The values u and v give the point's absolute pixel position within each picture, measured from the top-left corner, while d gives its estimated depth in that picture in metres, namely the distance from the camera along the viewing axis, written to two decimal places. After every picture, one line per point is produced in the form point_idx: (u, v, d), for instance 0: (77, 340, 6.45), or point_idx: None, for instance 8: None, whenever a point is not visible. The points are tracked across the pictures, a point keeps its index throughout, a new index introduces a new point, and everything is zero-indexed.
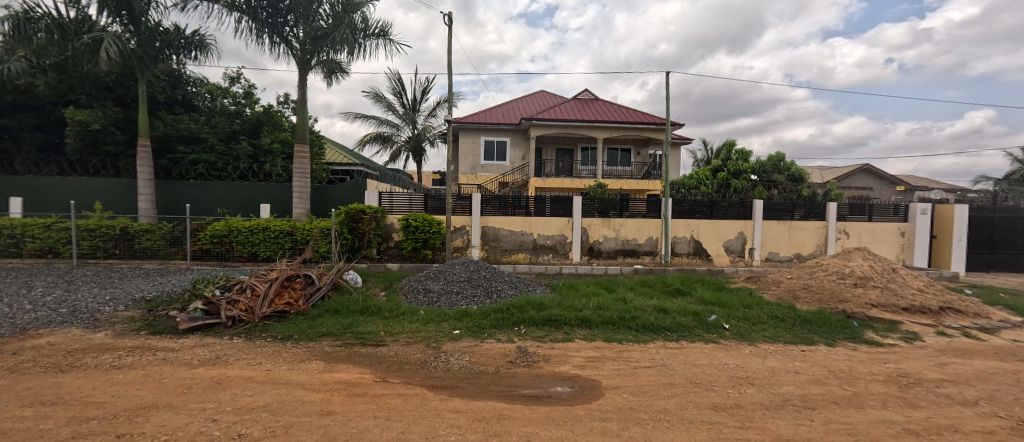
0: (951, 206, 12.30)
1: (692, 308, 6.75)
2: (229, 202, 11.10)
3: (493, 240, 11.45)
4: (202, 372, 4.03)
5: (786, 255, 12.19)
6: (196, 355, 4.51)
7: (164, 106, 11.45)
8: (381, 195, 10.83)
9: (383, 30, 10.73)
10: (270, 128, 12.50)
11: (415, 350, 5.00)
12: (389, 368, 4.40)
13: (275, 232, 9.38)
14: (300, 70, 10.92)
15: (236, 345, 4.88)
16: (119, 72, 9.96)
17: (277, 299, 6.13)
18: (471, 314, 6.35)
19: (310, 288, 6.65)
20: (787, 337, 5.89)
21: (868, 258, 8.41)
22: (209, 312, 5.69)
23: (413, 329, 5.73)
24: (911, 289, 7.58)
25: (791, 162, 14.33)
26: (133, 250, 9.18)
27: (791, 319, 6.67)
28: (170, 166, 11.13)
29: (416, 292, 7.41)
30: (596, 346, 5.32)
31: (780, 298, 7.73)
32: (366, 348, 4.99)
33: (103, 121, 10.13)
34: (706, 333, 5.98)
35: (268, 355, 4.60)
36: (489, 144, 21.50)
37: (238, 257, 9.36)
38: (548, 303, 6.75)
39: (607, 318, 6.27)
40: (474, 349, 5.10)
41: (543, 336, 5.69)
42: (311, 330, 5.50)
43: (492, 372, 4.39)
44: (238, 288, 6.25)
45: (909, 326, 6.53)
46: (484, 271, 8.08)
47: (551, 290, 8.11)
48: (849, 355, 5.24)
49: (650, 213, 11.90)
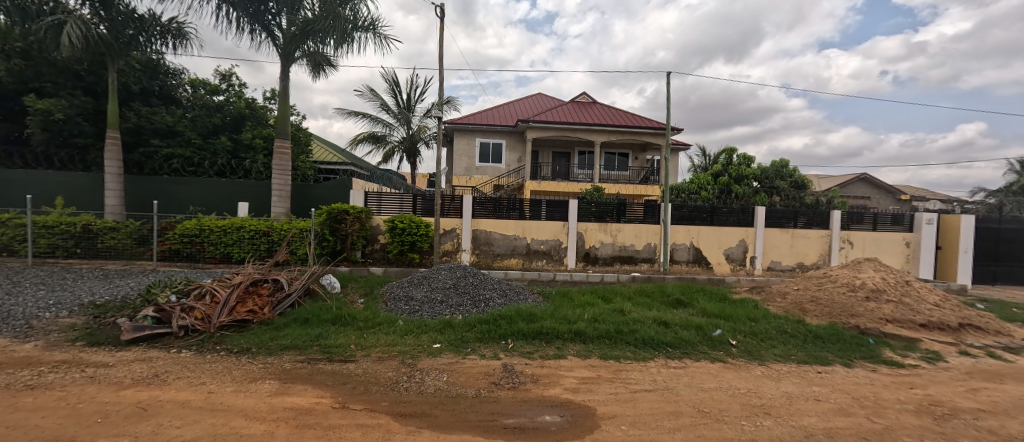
0: (958, 216, 11.91)
1: (695, 321, 6.23)
2: (202, 200, 10.37)
3: (484, 244, 10.89)
4: (130, 396, 3.45)
5: (788, 265, 11.73)
6: (129, 374, 3.90)
7: (139, 98, 10.81)
8: (367, 195, 10.27)
9: (372, 24, 10.18)
10: (253, 123, 11.92)
11: (387, 368, 4.42)
12: (353, 390, 3.82)
13: (251, 232, 8.77)
14: (283, 61, 10.35)
15: (182, 361, 4.31)
16: (88, 60, 9.34)
17: (239, 306, 5.54)
18: (454, 325, 5.80)
19: (278, 295, 6.03)
20: (799, 355, 5.37)
21: (879, 270, 7.92)
22: (161, 320, 5.11)
23: (389, 343, 5.17)
24: (927, 304, 7.09)
25: (794, 169, 13.99)
26: (96, 250, 8.55)
27: (802, 335, 6.15)
28: (142, 160, 10.45)
29: (397, 300, 6.84)
30: (591, 364, 4.78)
31: (787, 311, 7.25)
32: (332, 365, 4.41)
33: (69, 110, 9.52)
34: (711, 350, 5.45)
35: (216, 373, 4.01)
36: (484, 145, 20.98)
37: (209, 259, 8.74)
38: (539, 313, 6.20)
39: (603, 331, 5.73)
40: (454, 367, 4.53)
41: (533, 352, 5.13)
42: (273, 342, 4.92)
43: (470, 396, 3.83)
44: (197, 294, 5.65)
45: (928, 344, 6.03)
46: (472, 278, 7.50)
47: (543, 299, 7.56)
48: (870, 378, 4.71)
49: (649, 219, 11.44)
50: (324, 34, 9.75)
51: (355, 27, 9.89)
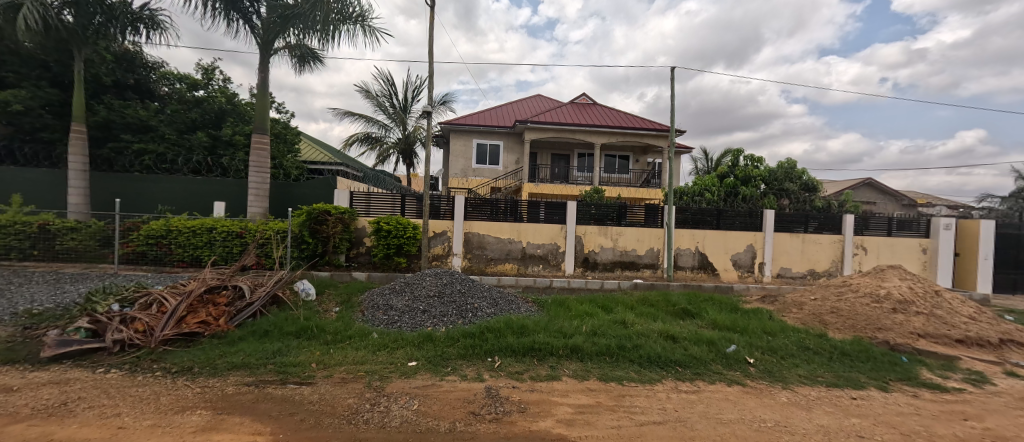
0: (977, 221, 11.30)
1: (707, 335, 5.57)
2: (176, 199, 9.69)
3: (477, 248, 10.23)
4: (13, 433, 2.78)
5: (798, 271, 11.07)
6: (31, 402, 3.23)
7: (112, 91, 10.18)
8: (352, 195, 9.63)
9: (360, 14, 9.46)
10: (234, 120, 11.36)
11: (348, 393, 3.73)
12: (300, 424, 3.14)
13: (223, 234, 8.10)
14: (262, 52, 9.76)
15: (105, 384, 3.63)
16: (52, 47, 8.73)
17: (189, 317, 4.87)
18: (435, 339, 5.15)
19: (237, 304, 5.35)
20: (826, 377, 4.71)
21: (905, 279, 7.26)
22: (97, 333, 4.46)
23: (358, 360, 4.50)
24: (962, 317, 6.43)
25: (803, 170, 13.42)
26: (54, 252, 7.89)
27: (826, 352, 5.48)
28: (112, 156, 9.84)
29: (375, 309, 6.18)
30: (590, 388, 4.10)
31: (806, 323, 6.59)
32: (282, 389, 3.73)
33: (31, 102, 8.95)
34: (726, 370, 4.78)
35: (138, 401, 3.34)
36: (481, 146, 20.38)
37: (177, 262, 8.09)
38: (532, 326, 5.54)
39: (603, 347, 5.07)
40: (428, 391, 3.85)
41: (522, 372, 4.45)
42: (220, 360, 4.24)
43: (442, 431, 3.15)
44: (143, 303, 4.99)
45: (968, 363, 5.36)
46: (459, 285, 6.83)
47: (538, 309, 6.89)
48: (914, 407, 4.03)
49: (651, 223, 10.80)
50: (305, 22, 9.11)
51: (340, 17, 9.20)
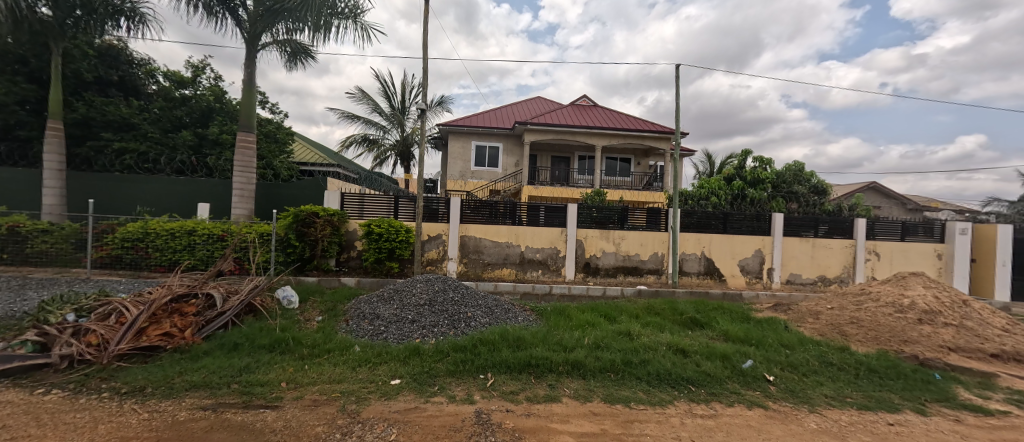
0: (994, 226, 10.84)
1: (719, 348, 5.12)
2: (157, 200, 9.27)
3: (473, 252, 9.78)
4: None
5: (809, 278, 10.59)
6: None
7: (94, 88, 9.82)
8: (343, 196, 9.17)
9: (353, 10, 9.05)
10: (222, 118, 11.01)
11: (318, 419, 3.27)
12: None
13: (204, 237, 7.65)
14: (250, 47, 9.38)
15: (38, 408, 3.17)
16: (26, 40, 8.35)
17: (151, 328, 4.42)
18: (423, 353, 4.69)
19: (207, 313, 4.91)
20: (855, 397, 4.24)
21: (929, 287, 6.78)
22: (46, 347, 4.04)
23: (335, 379, 4.03)
24: (994, 329, 5.96)
25: (812, 173, 13.05)
26: (25, 255, 7.45)
27: (851, 368, 5.01)
28: (92, 155, 9.43)
29: (361, 318, 5.73)
30: (592, 412, 3.63)
31: (825, 335, 6.11)
32: (243, 415, 3.27)
33: (6, 97, 8.66)
34: (743, 389, 4.32)
35: (70, 430, 2.89)
36: (480, 148, 20.00)
37: (155, 267, 7.64)
38: (530, 338, 5.08)
39: (607, 362, 4.61)
40: (409, 416, 3.39)
41: (518, 393, 3.98)
42: (179, 379, 3.78)
43: None
44: (101, 312, 4.54)
45: (1008, 381, 4.87)
46: (452, 292, 6.34)
47: (536, 318, 6.41)
48: (960, 435, 3.56)
49: (654, 226, 10.33)
50: (296, 18, 8.71)
51: (332, 12, 8.78)
